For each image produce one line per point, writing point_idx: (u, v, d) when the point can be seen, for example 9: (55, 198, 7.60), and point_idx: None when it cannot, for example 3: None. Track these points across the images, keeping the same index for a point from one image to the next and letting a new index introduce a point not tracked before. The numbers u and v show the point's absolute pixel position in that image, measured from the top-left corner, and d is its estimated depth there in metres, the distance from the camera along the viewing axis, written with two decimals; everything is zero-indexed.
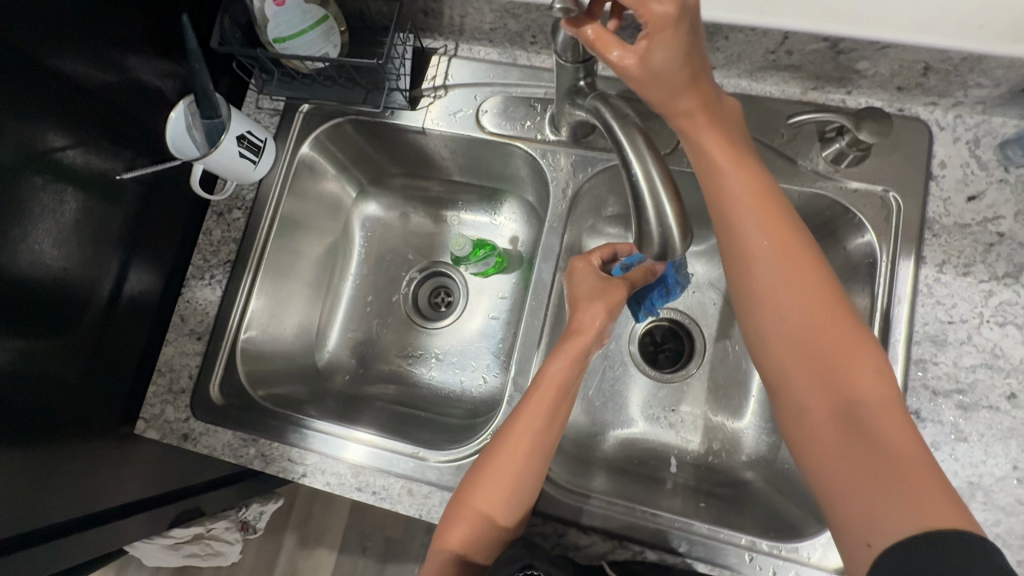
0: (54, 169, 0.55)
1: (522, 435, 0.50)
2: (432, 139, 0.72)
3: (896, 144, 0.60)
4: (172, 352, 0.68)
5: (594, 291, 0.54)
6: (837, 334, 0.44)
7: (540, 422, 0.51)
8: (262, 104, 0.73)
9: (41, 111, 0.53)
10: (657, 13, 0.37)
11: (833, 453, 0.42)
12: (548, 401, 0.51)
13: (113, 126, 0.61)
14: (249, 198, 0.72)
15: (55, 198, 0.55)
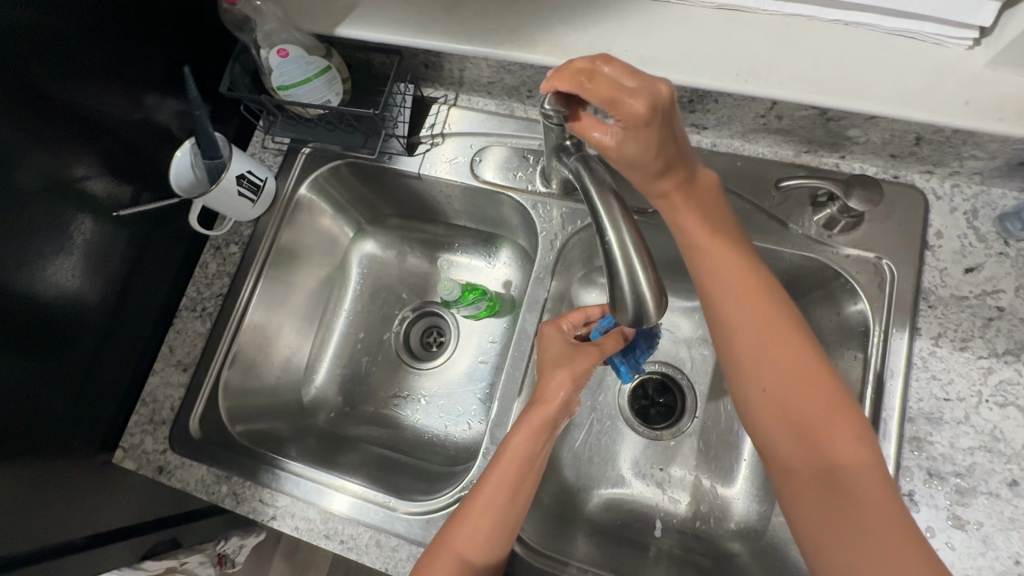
0: (56, 201, 0.56)
1: (489, 501, 0.48)
2: (428, 184, 0.73)
3: (891, 210, 0.59)
4: (157, 382, 0.69)
5: (562, 358, 0.54)
6: (820, 398, 0.42)
7: (508, 488, 0.49)
8: (267, 144, 0.76)
9: (47, 148, 0.55)
10: (631, 111, 0.38)
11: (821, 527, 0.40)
12: (515, 469, 0.50)
13: (120, 162, 0.63)
14: (246, 234, 0.73)
15: (54, 230, 0.57)
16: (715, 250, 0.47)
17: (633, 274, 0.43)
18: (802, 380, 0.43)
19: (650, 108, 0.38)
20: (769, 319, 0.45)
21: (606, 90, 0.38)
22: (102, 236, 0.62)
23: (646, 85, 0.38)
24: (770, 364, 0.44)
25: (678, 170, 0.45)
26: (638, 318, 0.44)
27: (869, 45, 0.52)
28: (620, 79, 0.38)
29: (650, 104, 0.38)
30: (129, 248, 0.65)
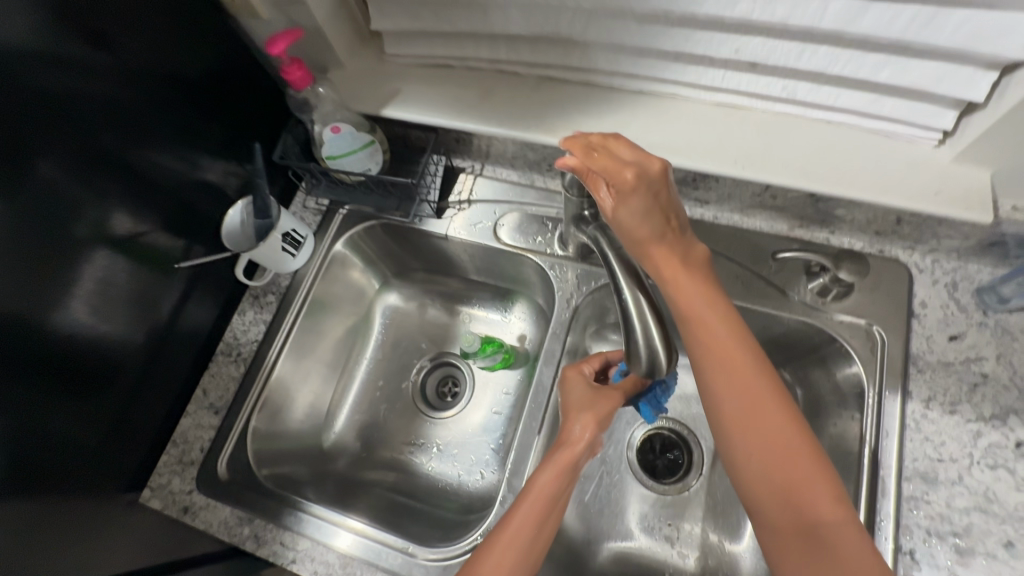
0: (122, 254, 0.63)
1: (510, 542, 0.49)
2: (453, 244, 0.79)
3: (879, 281, 0.65)
4: (189, 423, 0.73)
5: (580, 403, 0.57)
6: (800, 462, 0.43)
7: (531, 528, 0.50)
8: (308, 204, 0.83)
9: (121, 206, 0.62)
10: (626, 179, 0.45)
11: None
12: (538, 508, 0.51)
13: (179, 218, 0.70)
14: (283, 286, 0.79)
15: (117, 279, 0.63)
16: (697, 306, 0.48)
17: (647, 329, 0.48)
18: (786, 450, 0.43)
19: (637, 177, 0.44)
20: (751, 384, 0.45)
21: (605, 160, 0.45)
22: (154, 287, 0.68)
23: (641, 159, 0.45)
24: (751, 427, 0.44)
25: (670, 241, 0.49)
26: (653, 368, 0.48)
27: (850, 138, 0.60)
28: (620, 151, 0.46)
29: (640, 175, 0.45)
30: (175, 298, 0.71)
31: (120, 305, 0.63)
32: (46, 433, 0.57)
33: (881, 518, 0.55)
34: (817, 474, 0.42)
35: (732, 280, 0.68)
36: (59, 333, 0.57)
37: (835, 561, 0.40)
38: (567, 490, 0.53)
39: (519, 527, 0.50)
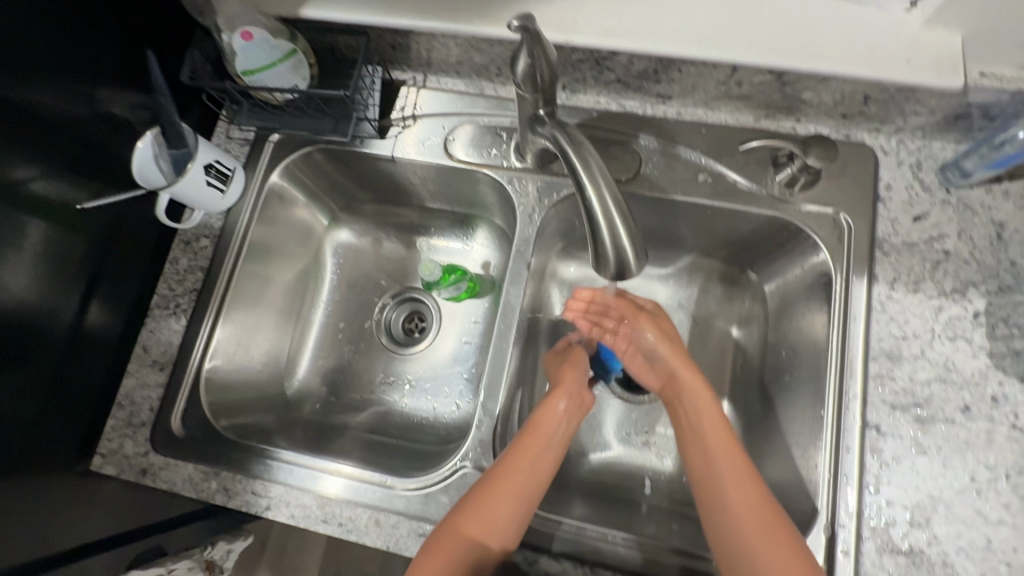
0: (20, 201, 0.54)
1: (522, 468, 0.55)
2: (402, 167, 0.73)
3: (845, 166, 0.63)
4: (133, 383, 0.67)
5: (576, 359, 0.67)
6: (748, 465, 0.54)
7: (541, 461, 0.56)
8: (232, 134, 0.74)
9: (7, 144, 0.52)
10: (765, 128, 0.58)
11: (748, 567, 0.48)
12: (547, 444, 0.58)
13: (81, 156, 0.60)
14: (217, 226, 0.72)
15: (16, 229, 0.54)
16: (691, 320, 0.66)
17: (613, 230, 0.44)
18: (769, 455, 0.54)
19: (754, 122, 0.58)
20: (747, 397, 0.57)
21: None
22: (63, 239, 0.59)
23: None
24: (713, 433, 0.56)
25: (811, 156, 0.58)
26: (621, 271, 0.45)
27: (818, 10, 0.56)
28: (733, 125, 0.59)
29: None
30: (90, 249, 0.62)
31: (24, 264, 0.55)
32: None
33: (849, 398, 0.57)
34: (757, 477, 0.53)
35: (697, 179, 0.65)
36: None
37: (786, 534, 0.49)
38: (571, 433, 0.60)
39: (530, 457, 0.56)
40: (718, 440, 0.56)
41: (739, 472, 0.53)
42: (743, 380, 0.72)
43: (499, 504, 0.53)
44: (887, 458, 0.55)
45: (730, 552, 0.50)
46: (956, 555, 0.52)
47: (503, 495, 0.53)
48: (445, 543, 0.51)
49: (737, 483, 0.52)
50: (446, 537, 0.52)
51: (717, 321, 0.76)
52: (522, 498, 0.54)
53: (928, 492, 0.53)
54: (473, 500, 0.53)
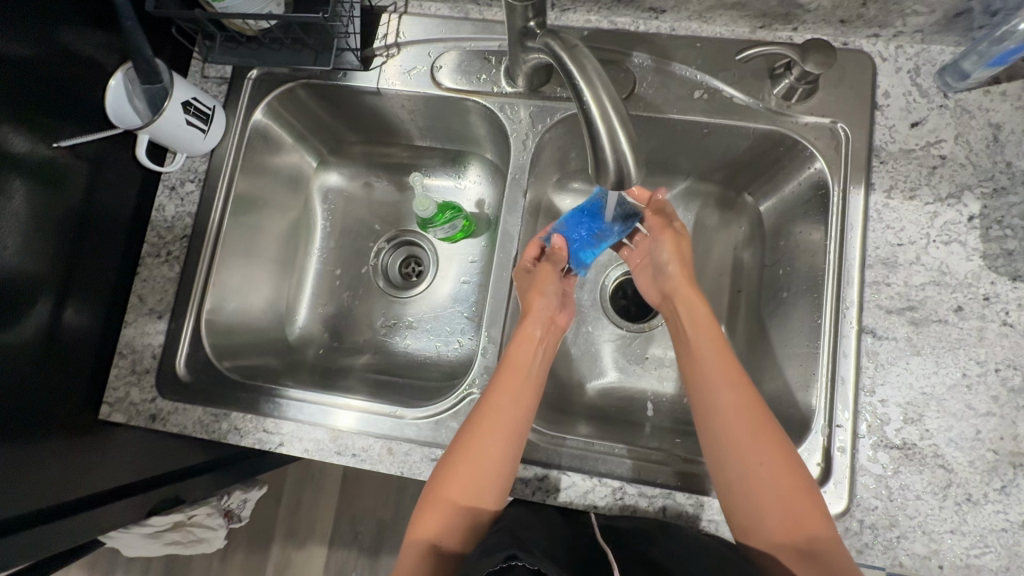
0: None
1: (500, 412, 0.55)
2: (389, 100, 0.71)
3: (843, 75, 0.62)
4: (132, 333, 0.67)
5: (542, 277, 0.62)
6: (753, 407, 0.54)
7: (518, 399, 0.56)
8: (208, 73, 0.71)
9: None
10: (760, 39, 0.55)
11: (745, 496, 0.51)
12: (529, 387, 0.58)
13: (54, 96, 0.57)
14: (202, 170, 0.69)
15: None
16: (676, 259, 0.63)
17: (613, 135, 0.42)
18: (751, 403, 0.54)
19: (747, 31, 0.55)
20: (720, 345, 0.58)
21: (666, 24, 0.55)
22: (45, 184, 0.57)
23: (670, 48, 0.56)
24: (720, 376, 0.56)
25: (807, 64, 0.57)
26: (621, 179, 0.44)
27: None
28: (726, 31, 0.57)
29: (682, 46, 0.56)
30: (74, 196, 0.60)
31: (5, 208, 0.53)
32: None
33: (846, 305, 0.58)
34: (761, 425, 0.53)
35: (693, 96, 0.63)
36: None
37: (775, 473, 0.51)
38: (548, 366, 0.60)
39: (507, 397, 0.56)
40: (728, 386, 0.55)
41: (746, 418, 0.53)
42: (740, 301, 0.73)
43: (485, 452, 0.53)
44: (881, 360, 0.56)
45: (730, 486, 0.52)
46: (947, 446, 0.54)
47: (488, 449, 0.54)
48: (440, 495, 0.53)
49: (741, 426, 0.53)
50: (443, 487, 0.53)
51: (713, 245, 0.76)
52: (507, 442, 0.54)
53: (920, 390, 0.56)
54: (461, 449, 0.54)
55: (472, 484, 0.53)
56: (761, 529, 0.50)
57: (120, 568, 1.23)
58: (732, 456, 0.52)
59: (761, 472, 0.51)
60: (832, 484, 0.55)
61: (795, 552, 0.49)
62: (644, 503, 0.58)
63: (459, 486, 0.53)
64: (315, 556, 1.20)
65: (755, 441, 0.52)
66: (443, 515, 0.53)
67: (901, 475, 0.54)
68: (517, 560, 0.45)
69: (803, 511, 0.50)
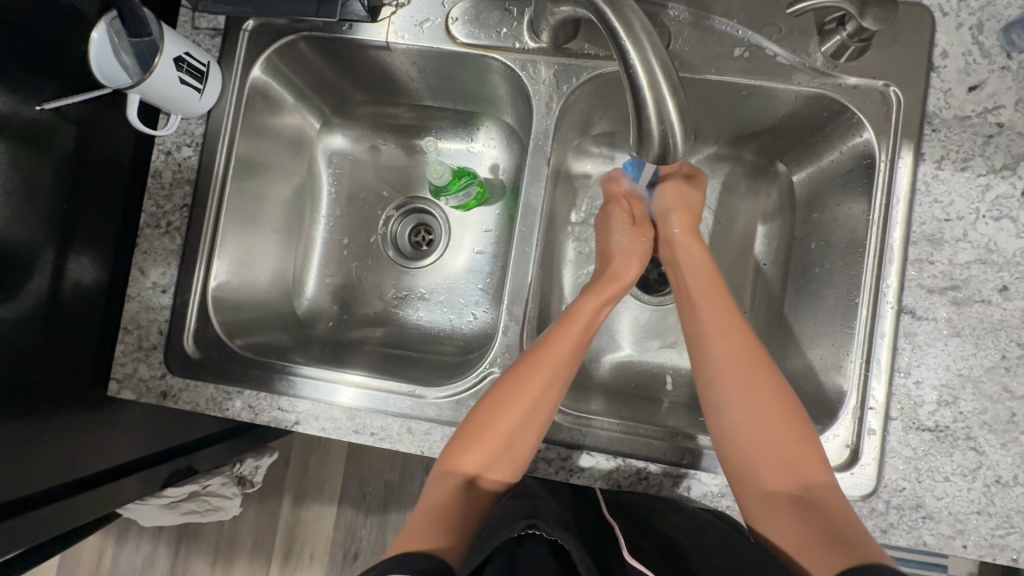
0: None
1: (539, 382, 0.53)
2: (398, 56, 0.65)
3: (899, 32, 0.57)
4: (136, 308, 0.64)
5: (600, 289, 0.60)
6: (753, 356, 0.53)
7: (562, 367, 0.54)
8: (199, 23, 0.64)
9: None
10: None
11: (746, 449, 0.50)
12: (584, 329, 0.57)
13: (30, 54, 0.51)
14: (199, 133, 0.64)
15: None
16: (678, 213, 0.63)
17: (661, 105, 0.38)
18: (753, 350, 0.53)
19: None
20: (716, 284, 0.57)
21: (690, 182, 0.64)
22: (31, 155, 0.52)
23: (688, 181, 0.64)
24: (721, 326, 0.55)
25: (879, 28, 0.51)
26: (665, 152, 0.41)
27: None
28: None
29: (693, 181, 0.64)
30: (61, 163, 0.55)
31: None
32: None
33: (886, 284, 0.55)
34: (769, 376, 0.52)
35: (732, 54, 0.58)
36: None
37: (789, 437, 0.50)
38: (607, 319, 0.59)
39: (550, 367, 0.54)
40: (723, 336, 0.54)
41: (751, 374, 0.52)
42: (767, 276, 0.70)
43: (515, 418, 0.52)
44: (917, 341, 0.54)
45: (727, 440, 0.51)
46: (980, 429, 0.53)
47: (510, 407, 0.52)
48: (472, 435, 0.52)
49: (740, 383, 0.52)
50: (468, 442, 0.52)
51: (740, 215, 0.72)
52: (538, 408, 0.53)
53: (957, 372, 0.54)
54: (492, 409, 0.53)
55: (501, 447, 0.52)
56: (758, 479, 0.50)
57: (136, 529, 1.26)
58: (730, 408, 0.51)
59: (759, 424, 0.50)
60: (860, 467, 0.54)
61: (788, 504, 0.48)
62: (669, 482, 0.57)
63: (490, 436, 0.52)
64: (325, 516, 1.22)
65: (754, 392, 0.51)
66: (478, 453, 0.52)
67: (931, 457, 0.53)
68: (536, 528, 0.47)
69: (802, 460, 0.49)
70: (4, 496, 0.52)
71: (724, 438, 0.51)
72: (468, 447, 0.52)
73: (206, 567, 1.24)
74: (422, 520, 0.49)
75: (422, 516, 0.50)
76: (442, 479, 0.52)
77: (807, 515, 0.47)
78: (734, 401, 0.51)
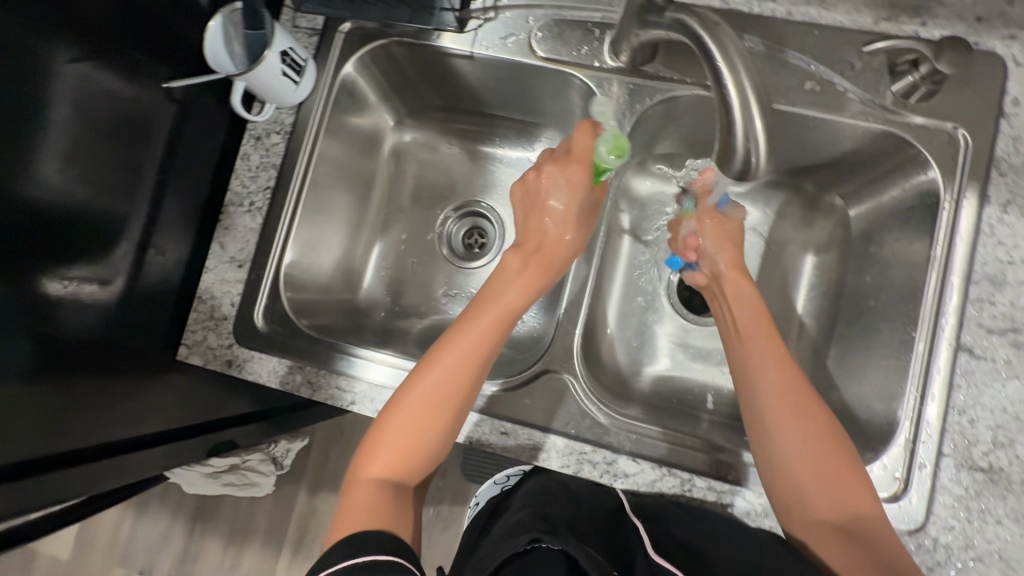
0: (82, 87, 0.53)
1: (462, 371, 0.53)
2: (478, 65, 0.69)
3: (971, 78, 0.58)
4: (212, 280, 0.67)
5: (513, 263, 0.59)
6: (806, 399, 0.52)
7: (470, 367, 0.54)
8: (298, 23, 0.69)
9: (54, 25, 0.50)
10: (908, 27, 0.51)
11: (798, 485, 0.50)
12: (499, 313, 0.56)
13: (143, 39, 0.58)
14: (289, 122, 0.69)
15: (77, 115, 0.53)
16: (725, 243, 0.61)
17: (748, 125, 0.41)
18: (796, 377, 0.53)
19: None
20: (769, 323, 0.56)
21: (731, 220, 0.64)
22: (128, 131, 0.58)
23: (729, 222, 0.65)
24: (766, 352, 0.54)
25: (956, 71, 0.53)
26: (746, 169, 0.42)
27: None
28: None
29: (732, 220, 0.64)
30: (152, 139, 0.61)
31: (88, 148, 0.55)
32: (45, 297, 0.53)
33: (943, 320, 0.56)
34: (814, 399, 0.52)
35: (803, 87, 0.60)
36: (36, 193, 0.50)
37: (823, 465, 0.50)
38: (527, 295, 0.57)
39: (458, 367, 0.53)
40: (774, 363, 0.53)
41: (796, 401, 0.52)
42: (819, 306, 0.71)
43: (434, 404, 0.53)
44: (974, 379, 0.55)
45: (774, 468, 0.51)
46: None
47: (434, 401, 0.53)
48: (395, 431, 0.53)
49: (788, 409, 0.51)
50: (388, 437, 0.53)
51: (792, 246, 0.74)
52: (453, 406, 0.53)
53: (1014, 415, 0.54)
54: (409, 406, 0.53)
55: (421, 441, 0.53)
56: (808, 510, 0.50)
57: (155, 501, 1.29)
58: (781, 439, 0.51)
59: (808, 455, 0.50)
60: (909, 500, 0.54)
61: (837, 536, 0.49)
62: (712, 497, 0.57)
63: (408, 429, 0.53)
64: None
65: (803, 425, 0.51)
66: (402, 448, 0.53)
67: (983, 498, 0.53)
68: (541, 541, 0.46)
69: (853, 494, 0.49)
70: (72, 442, 0.55)
71: (775, 474, 0.51)
72: (385, 441, 0.53)
73: (218, 546, 1.26)
74: (358, 514, 0.49)
75: (358, 518, 0.49)
76: (368, 487, 0.52)
77: (861, 548, 0.48)
78: (782, 429, 0.51)
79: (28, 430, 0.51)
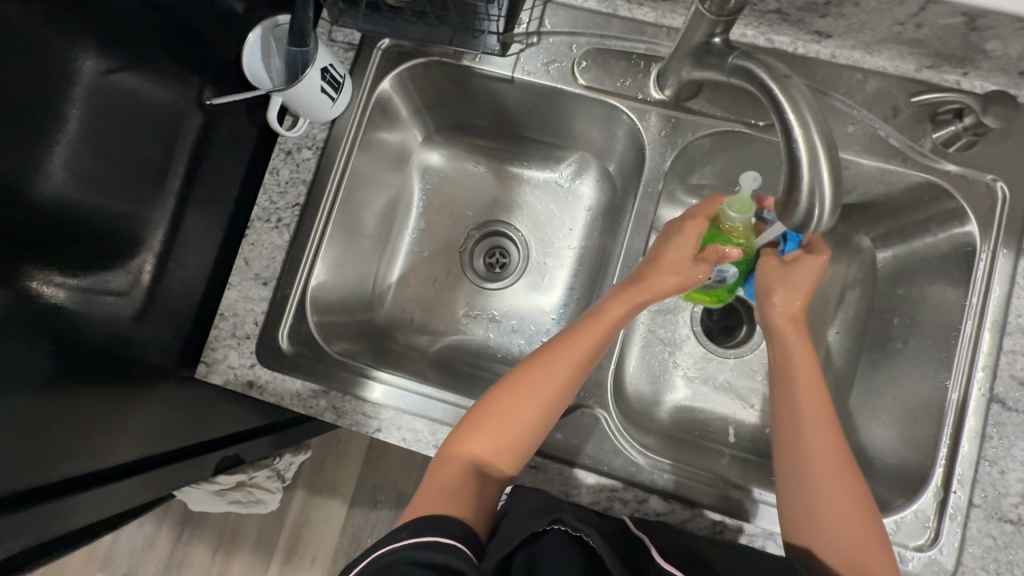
0: (106, 92, 0.51)
1: (557, 380, 0.53)
2: (516, 89, 0.68)
3: (1009, 131, 0.59)
4: (235, 296, 0.65)
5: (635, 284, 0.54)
6: (842, 452, 0.51)
7: (560, 380, 0.53)
8: (336, 36, 0.68)
9: (79, 26, 0.47)
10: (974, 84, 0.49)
11: (817, 542, 0.49)
12: (598, 327, 0.53)
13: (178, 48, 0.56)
14: (321, 138, 0.67)
15: (99, 119, 0.50)
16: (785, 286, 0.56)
17: (816, 178, 0.40)
18: (837, 436, 0.51)
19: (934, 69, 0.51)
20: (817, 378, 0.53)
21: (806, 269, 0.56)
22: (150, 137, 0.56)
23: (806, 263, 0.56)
24: (810, 409, 0.52)
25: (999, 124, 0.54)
26: (807, 222, 0.42)
27: None
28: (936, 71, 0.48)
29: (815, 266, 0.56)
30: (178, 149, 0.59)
31: (108, 155, 0.52)
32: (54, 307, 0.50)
33: (976, 370, 0.56)
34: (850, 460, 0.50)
35: (846, 131, 0.61)
36: (48, 196, 0.48)
37: (844, 525, 0.49)
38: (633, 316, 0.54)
39: (551, 376, 0.53)
40: (818, 421, 0.52)
41: (830, 460, 0.50)
42: None
43: (530, 409, 0.52)
44: (1007, 430, 0.55)
45: (797, 519, 0.51)
46: None
47: (525, 403, 0.52)
48: (483, 428, 0.52)
49: (820, 468, 0.50)
50: (473, 427, 0.53)
51: None
52: (544, 418, 0.53)
53: None
54: (500, 406, 0.52)
55: (505, 442, 0.52)
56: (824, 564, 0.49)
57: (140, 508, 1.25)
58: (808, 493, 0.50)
59: (832, 517, 0.49)
60: (939, 549, 0.54)
61: None
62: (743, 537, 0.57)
63: (500, 426, 0.52)
64: (333, 518, 1.22)
65: (831, 484, 0.50)
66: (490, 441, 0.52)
67: (1011, 550, 0.53)
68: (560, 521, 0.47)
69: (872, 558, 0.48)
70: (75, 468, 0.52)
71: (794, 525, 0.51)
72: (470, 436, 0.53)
73: (205, 555, 1.23)
74: (432, 493, 0.50)
75: (424, 500, 0.50)
76: (447, 465, 0.52)
77: None
78: (810, 483, 0.50)
79: (27, 455, 0.48)
